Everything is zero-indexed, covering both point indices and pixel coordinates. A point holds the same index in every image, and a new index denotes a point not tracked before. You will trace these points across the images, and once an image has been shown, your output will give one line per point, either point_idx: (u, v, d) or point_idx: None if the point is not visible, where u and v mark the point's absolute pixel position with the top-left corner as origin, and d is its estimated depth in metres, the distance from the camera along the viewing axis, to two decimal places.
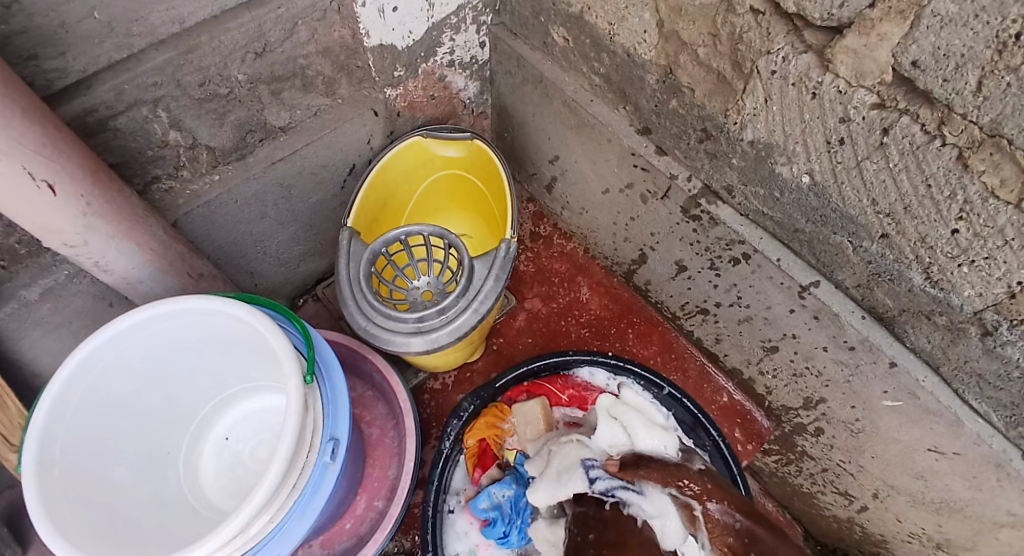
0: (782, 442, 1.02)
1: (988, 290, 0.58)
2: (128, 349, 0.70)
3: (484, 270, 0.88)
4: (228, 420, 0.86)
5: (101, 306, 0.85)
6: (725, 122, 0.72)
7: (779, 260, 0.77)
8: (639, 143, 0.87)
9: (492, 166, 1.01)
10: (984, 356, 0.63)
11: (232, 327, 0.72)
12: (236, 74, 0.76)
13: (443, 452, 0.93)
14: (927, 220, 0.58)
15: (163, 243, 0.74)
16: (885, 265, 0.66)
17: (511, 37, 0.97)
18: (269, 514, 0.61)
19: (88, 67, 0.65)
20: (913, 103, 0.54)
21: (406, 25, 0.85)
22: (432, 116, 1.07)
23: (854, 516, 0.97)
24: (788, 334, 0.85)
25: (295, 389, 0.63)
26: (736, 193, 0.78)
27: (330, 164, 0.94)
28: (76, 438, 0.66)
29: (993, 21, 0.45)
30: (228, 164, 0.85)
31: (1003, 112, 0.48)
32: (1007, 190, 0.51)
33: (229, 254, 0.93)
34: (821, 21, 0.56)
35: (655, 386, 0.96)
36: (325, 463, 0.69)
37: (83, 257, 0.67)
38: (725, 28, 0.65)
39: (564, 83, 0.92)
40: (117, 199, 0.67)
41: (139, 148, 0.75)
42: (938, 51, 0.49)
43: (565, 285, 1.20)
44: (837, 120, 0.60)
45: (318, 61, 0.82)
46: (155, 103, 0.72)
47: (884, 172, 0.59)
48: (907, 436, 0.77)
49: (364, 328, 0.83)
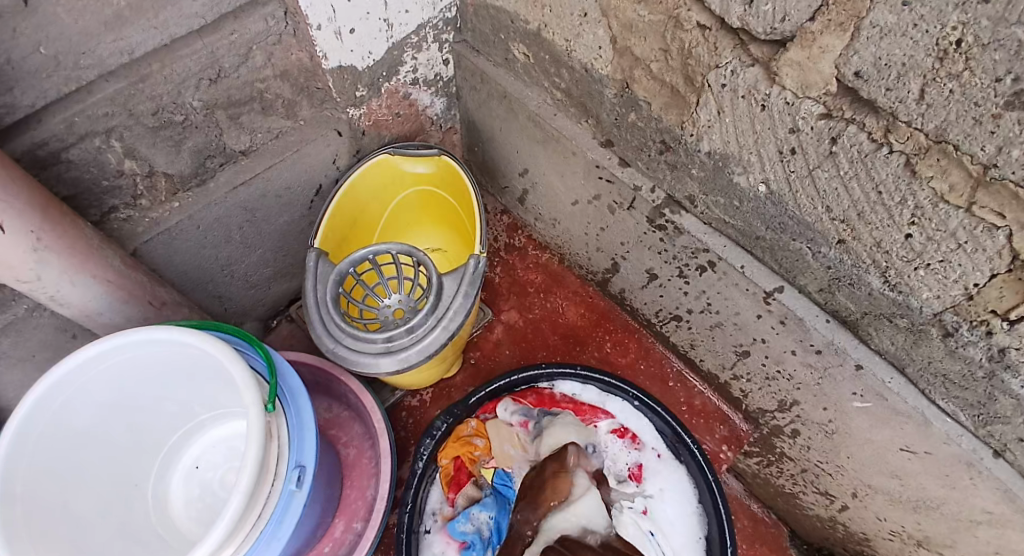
0: (762, 443, 1.02)
1: (945, 292, 0.58)
2: (87, 383, 0.69)
3: (453, 288, 0.87)
4: (197, 449, 0.85)
5: (64, 338, 0.84)
6: (682, 134, 0.72)
7: (744, 267, 0.78)
8: (602, 155, 0.87)
9: (460, 181, 1.01)
10: (948, 357, 0.64)
11: (195, 355, 0.71)
12: (191, 101, 0.76)
13: (417, 472, 0.91)
14: (882, 225, 0.59)
15: (120, 274, 0.73)
16: (844, 270, 0.66)
17: (474, 54, 0.97)
18: (234, 545, 0.60)
19: (36, 101, 0.64)
20: (859, 113, 0.54)
21: (365, 47, 0.85)
22: (399, 134, 1.06)
23: (836, 515, 0.98)
24: (758, 339, 0.86)
25: (256, 417, 0.62)
26: (698, 202, 0.79)
27: (295, 186, 0.93)
28: (38, 474, 0.65)
29: (932, 30, 0.45)
30: (189, 191, 0.84)
31: (947, 119, 0.48)
32: (956, 195, 0.51)
33: (195, 280, 0.93)
34: (765, 35, 0.57)
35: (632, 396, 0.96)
36: (292, 491, 0.68)
37: (38, 292, 0.65)
38: (675, 44, 0.66)
39: (527, 97, 0.92)
40: (70, 232, 0.66)
41: (94, 179, 0.74)
42: (880, 61, 0.50)
43: (541, 296, 1.20)
44: (787, 130, 0.60)
45: (277, 84, 0.82)
46: (108, 133, 0.71)
47: (837, 180, 0.59)
48: (878, 436, 0.77)
49: (332, 349, 0.82)
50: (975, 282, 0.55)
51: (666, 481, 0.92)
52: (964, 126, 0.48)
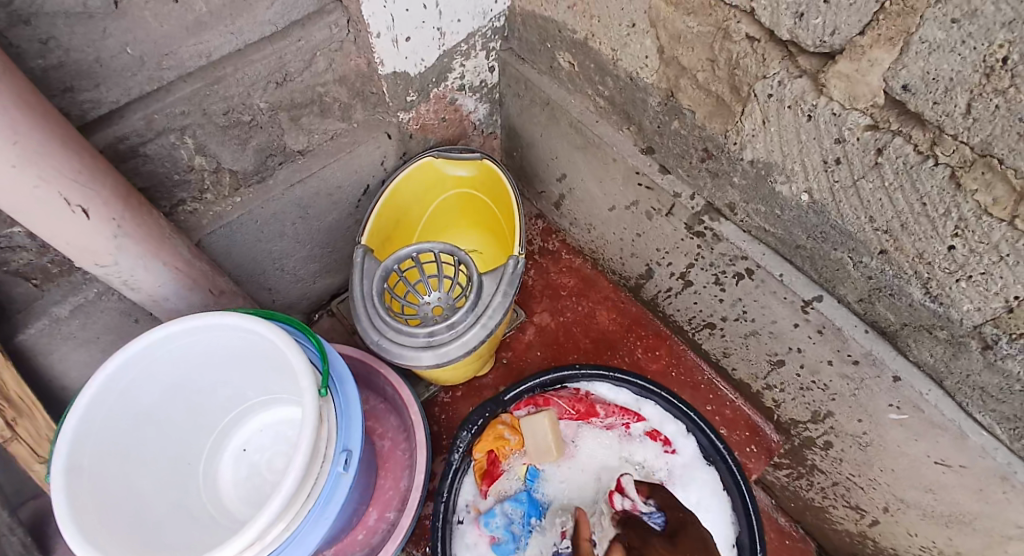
0: (793, 455, 1.02)
1: (986, 305, 0.59)
2: (152, 363, 0.73)
3: (493, 286, 0.90)
4: (245, 432, 0.89)
5: (127, 321, 0.89)
6: (725, 142, 0.74)
7: (782, 276, 0.79)
8: (643, 162, 0.89)
9: (501, 184, 1.05)
10: (986, 369, 0.64)
11: (253, 341, 0.75)
12: (257, 102, 0.80)
13: (453, 463, 0.94)
14: (924, 237, 0.60)
15: (187, 262, 0.78)
16: (885, 280, 0.67)
17: (520, 62, 1.00)
18: (286, 522, 0.63)
19: (120, 98, 0.69)
20: (905, 125, 0.56)
21: (418, 54, 0.89)
22: (443, 137, 1.10)
23: (866, 530, 0.98)
24: (793, 348, 0.86)
25: (312, 400, 0.66)
26: (738, 210, 0.80)
27: (345, 185, 0.98)
28: (104, 448, 0.70)
29: (980, 47, 0.47)
30: (249, 187, 0.88)
31: (992, 133, 0.50)
32: (999, 207, 0.52)
33: (249, 272, 0.97)
34: (814, 48, 0.58)
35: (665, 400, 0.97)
36: (339, 474, 0.71)
37: (114, 276, 0.70)
38: (723, 55, 0.68)
39: (570, 105, 0.95)
40: (146, 221, 0.70)
41: (167, 172, 0.79)
42: (927, 76, 0.51)
43: (574, 299, 1.22)
44: (832, 140, 0.62)
45: (335, 88, 0.87)
46: (182, 130, 0.76)
47: (881, 191, 0.61)
48: (913, 449, 0.78)
49: (377, 342, 0.86)
50: (1016, 294, 0.56)
51: (695, 486, 0.92)
52: (1008, 141, 0.49)
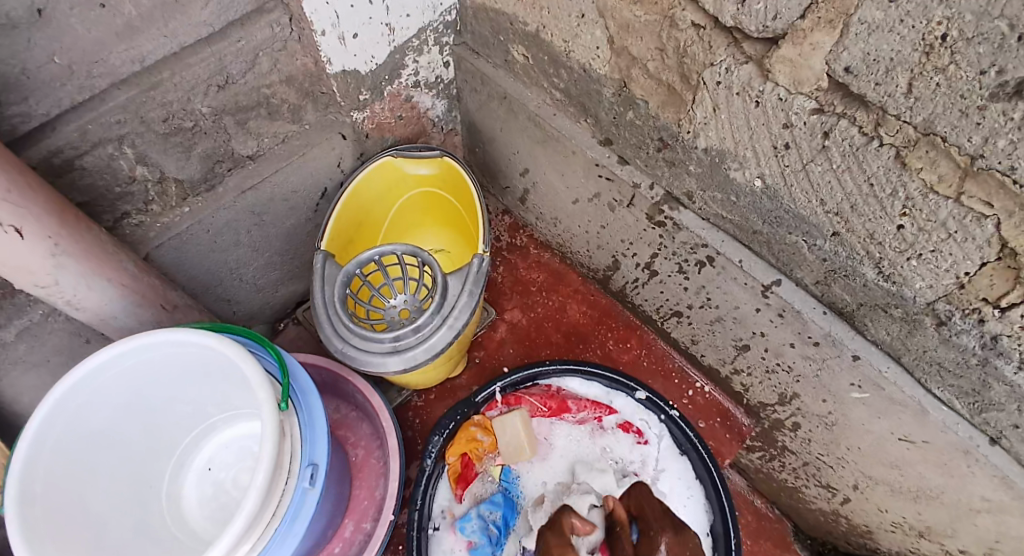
0: (764, 438, 1.03)
1: (937, 282, 0.60)
2: (102, 385, 0.70)
3: (458, 286, 0.89)
4: (209, 450, 0.87)
5: (78, 342, 0.86)
6: (679, 131, 0.74)
7: (742, 262, 0.79)
8: (602, 154, 0.89)
9: (462, 181, 1.03)
10: (942, 345, 0.65)
11: (208, 357, 0.73)
12: (200, 107, 0.77)
13: (426, 469, 0.92)
14: (873, 217, 0.60)
15: (134, 277, 0.75)
16: (839, 262, 0.68)
17: (474, 56, 0.99)
18: (251, 542, 0.61)
19: (51, 110, 0.66)
20: (850, 107, 0.56)
21: (368, 51, 0.87)
22: (402, 136, 1.08)
23: (838, 508, 0.99)
24: (757, 333, 0.87)
25: (271, 415, 0.64)
26: (696, 198, 0.80)
27: (301, 189, 0.95)
28: (57, 477, 0.67)
29: (919, 25, 0.47)
30: (197, 196, 0.86)
31: (934, 111, 0.50)
32: (945, 185, 0.53)
33: (205, 284, 0.94)
34: (758, 33, 0.58)
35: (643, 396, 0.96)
36: (305, 488, 0.69)
37: (56, 297, 0.67)
38: (671, 43, 0.67)
39: (527, 98, 0.94)
40: (85, 237, 0.68)
41: (107, 185, 0.76)
42: (868, 57, 0.51)
43: (543, 294, 1.21)
44: (781, 126, 0.62)
45: (282, 90, 0.84)
46: (121, 140, 0.73)
47: (830, 173, 0.61)
48: (877, 427, 0.79)
49: (341, 350, 0.84)
50: (965, 270, 0.56)
51: (670, 477, 0.92)
52: (950, 119, 0.49)
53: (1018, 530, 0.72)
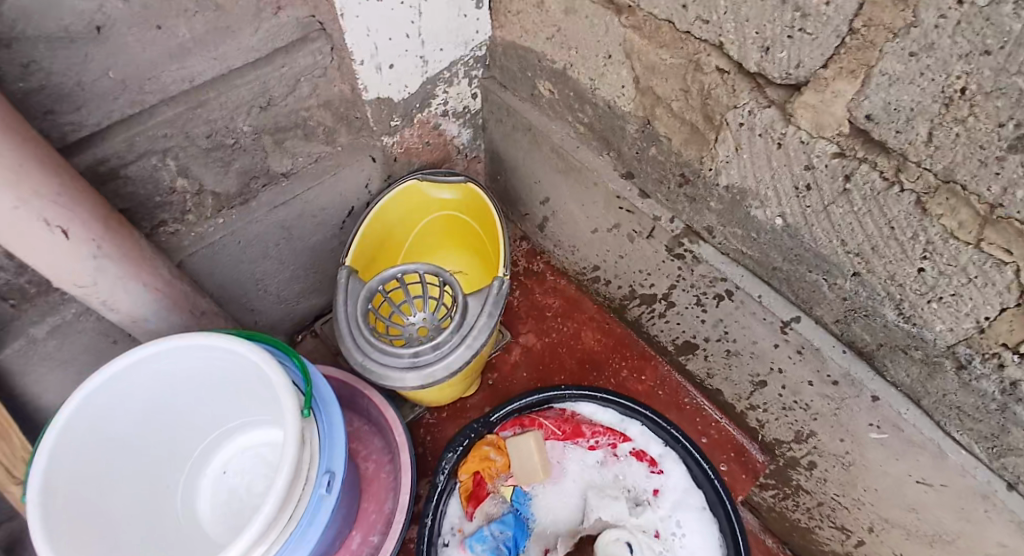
0: (777, 475, 1.03)
1: (957, 325, 0.60)
2: (131, 385, 0.72)
3: (478, 307, 0.91)
4: (226, 455, 0.88)
5: (104, 343, 0.88)
6: (701, 168, 0.76)
7: (761, 297, 0.80)
8: (623, 187, 0.91)
9: (485, 207, 1.06)
10: (962, 389, 0.65)
11: (234, 362, 0.75)
12: (241, 126, 0.81)
13: (439, 485, 0.93)
14: (894, 259, 0.61)
15: (167, 282, 0.77)
16: (860, 301, 0.69)
17: (501, 89, 1.02)
18: (267, 545, 0.62)
19: (102, 121, 0.70)
20: (870, 153, 0.58)
21: (402, 80, 0.90)
22: (428, 160, 1.11)
23: (852, 551, 0.98)
24: (774, 368, 0.88)
25: (293, 422, 0.65)
26: (716, 233, 0.82)
27: (328, 207, 0.99)
28: (79, 472, 0.68)
29: (938, 78, 0.49)
30: (231, 208, 0.89)
31: (954, 159, 0.51)
32: (965, 231, 0.54)
33: (231, 293, 0.97)
34: (781, 80, 0.60)
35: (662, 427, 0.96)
36: (321, 496, 0.70)
37: (92, 297, 0.70)
38: (695, 86, 0.70)
39: (551, 130, 0.97)
40: (126, 243, 0.70)
41: (147, 194, 0.79)
42: (889, 106, 0.53)
43: (559, 320, 1.23)
44: (802, 167, 0.63)
45: (319, 113, 0.88)
46: (164, 152, 0.77)
47: (850, 215, 0.62)
48: (894, 468, 0.79)
49: (361, 362, 0.86)
50: (986, 315, 0.57)
51: (682, 508, 0.92)
52: (970, 167, 0.51)
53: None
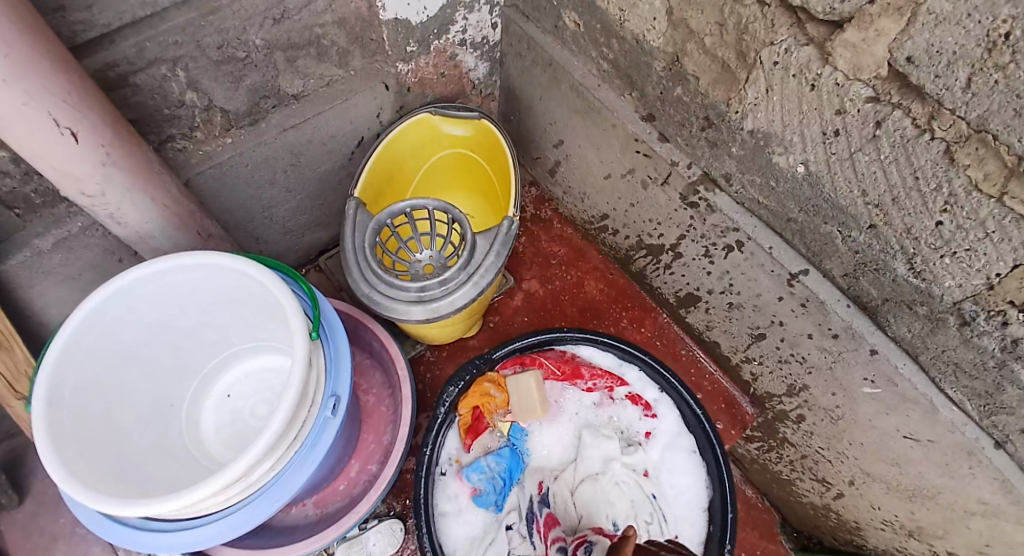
0: (765, 428, 1.06)
1: (967, 281, 0.61)
2: (136, 301, 0.72)
3: (486, 246, 0.90)
4: (230, 379, 0.89)
5: (111, 260, 0.87)
6: (726, 111, 0.74)
7: (771, 249, 0.80)
8: (643, 129, 0.89)
9: (497, 145, 1.03)
10: (962, 346, 0.66)
11: (241, 284, 0.74)
12: (253, 39, 0.78)
13: (439, 417, 0.94)
14: (914, 212, 0.61)
15: (175, 200, 0.76)
16: (871, 255, 0.69)
17: (524, 20, 0.99)
18: (272, 461, 0.63)
19: (112, 22, 0.67)
20: (906, 98, 0.56)
21: (422, 2, 0.86)
22: (442, 94, 1.08)
23: (830, 503, 1.01)
24: (776, 321, 0.88)
25: (302, 343, 0.65)
26: (733, 181, 0.81)
27: (339, 134, 0.96)
28: (85, 382, 0.68)
29: (984, 21, 0.47)
30: (240, 128, 0.87)
31: (989, 108, 0.50)
32: (989, 184, 0.53)
33: (237, 218, 0.96)
34: (824, 15, 0.58)
35: (661, 376, 0.96)
36: (326, 419, 0.71)
37: (100, 207, 0.68)
38: (732, 19, 0.67)
39: (573, 67, 0.94)
40: (135, 152, 0.69)
41: (156, 106, 0.77)
42: (932, 48, 0.51)
43: (563, 268, 1.23)
44: (833, 111, 0.62)
45: (334, 31, 0.84)
46: (174, 62, 0.74)
47: (875, 164, 0.61)
48: (883, 423, 0.80)
49: (367, 294, 0.86)
50: (997, 272, 0.57)
51: (673, 453, 0.94)
52: (1004, 117, 0.49)
53: (1011, 536, 0.74)
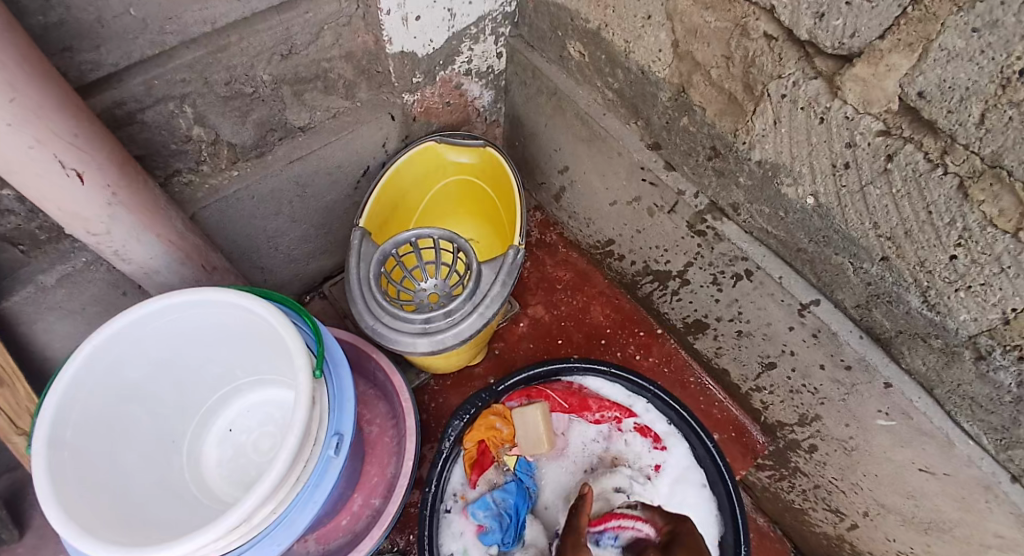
0: (776, 457, 1.04)
1: (983, 315, 0.60)
2: (140, 338, 0.71)
3: (491, 276, 0.89)
4: (232, 413, 0.87)
5: (115, 294, 0.86)
6: (734, 142, 0.74)
7: (781, 278, 0.79)
8: (649, 158, 0.89)
9: (503, 173, 1.03)
10: (977, 380, 0.65)
11: (247, 320, 0.74)
12: (261, 74, 0.78)
13: (444, 452, 0.93)
14: (927, 245, 0.60)
15: (181, 236, 0.76)
16: (884, 287, 0.68)
17: (528, 49, 0.99)
18: (274, 505, 0.62)
19: (120, 60, 0.67)
20: (918, 132, 0.56)
21: (428, 34, 0.87)
22: (447, 122, 1.08)
23: (844, 534, 0.99)
24: (787, 350, 0.87)
25: (306, 382, 0.64)
26: (741, 211, 0.80)
27: (345, 164, 0.96)
28: (87, 421, 0.68)
29: (998, 57, 0.47)
30: (247, 161, 0.87)
31: (1004, 144, 0.50)
32: (1005, 219, 0.52)
33: (242, 249, 0.95)
34: (833, 49, 0.58)
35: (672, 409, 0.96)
36: (330, 457, 0.70)
37: (105, 245, 0.68)
38: (738, 52, 0.67)
39: (578, 96, 0.95)
40: (141, 190, 0.69)
41: (163, 142, 0.77)
42: (944, 84, 0.51)
43: (568, 293, 1.22)
44: (843, 144, 0.62)
45: (341, 65, 0.85)
46: (182, 98, 0.74)
47: (887, 198, 0.61)
48: (899, 456, 0.79)
49: (372, 326, 0.85)
50: (1012, 306, 0.56)
51: (682, 486, 0.92)
52: (1020, 153, 0.49)
53: None
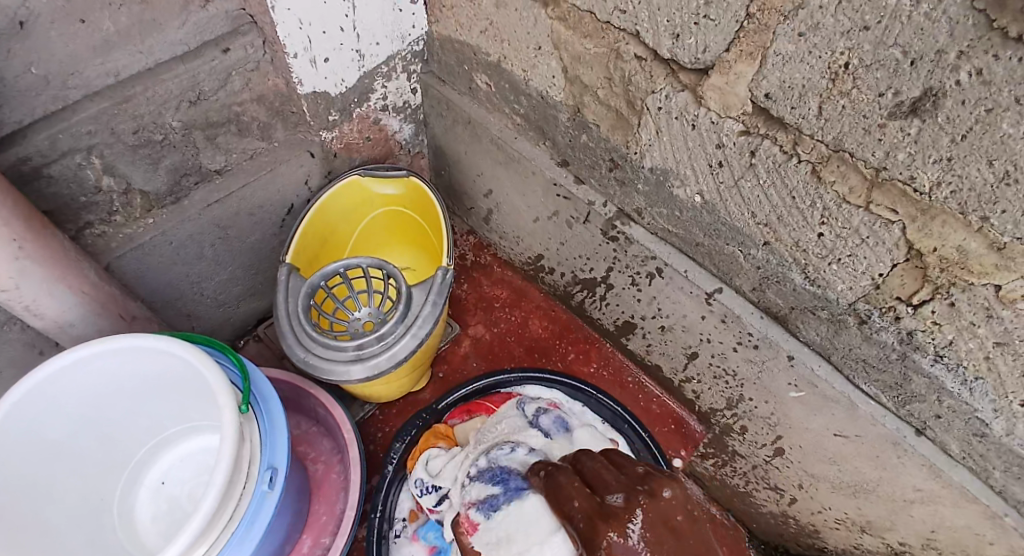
0: (715, 443, 1.09)
1: (856, 284, 0.67)
2: (58, 395, 0.70)
3: (422, 297, 0.92)
4: (164, 465, 0.86)
5: (31, 354, 0.85)
6: (627, 152, 0.81)
7: (686, 272, 0.86)
8: (559, 174, 0.95)
9: (427, 200, 1.07)
10: (865, 343, 0.72)
11: (170, 365, 0.74)
12: (170, 121, 0.81)
13: (387, 477, 0.95)
14: (797, 227, 0.68)
15: (95, 286, 0.76)
16: (771, 268, 0.75)
17: (440, 83, 1.05)
18: (206, 545, 0.62)
19: (23, 118, 0.69)
20: (771, 129, 0.63)
21: (338, 74, 0.91)
22: (369, 156, 1.12)
23: (786, 509, 1.04)
24: (703, 339, 0.93)
25: (231, 418, 0.65)
26: (644, 214, 0.87)
27: (267, 204, 0.98)
28: (7, 484, 0.66)
29: (824, 56, 0.54)
30: (163, 208, 0.88)
31: (842, 131, 0.57)
32: (855, 196, 0.60)
33: (165, 297, 0.96)
34: (692, 64, 0.66)
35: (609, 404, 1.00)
36: (264, 492, 0.70)
37: (15, 302, 0.68)
38: (617, 73, 0.74)
39: (489, 123, 1.01)
40: (50, 243, 0.69)
41: (72, 195, 0.78)
42: (784, 84, 0.59)
43: (506, 310, 1.26)
44: (714, 146, 0.69)
45: (253, 108, 0.88)
46: (89, 150, 0.76)
47: (758, 188, 0.68)
48: (815, 424, 0.85)
49: (304, 358, 0.86)
50: (879, 272, 0.64)
51: None
52: (856, 136, 0.56)
53: (951, 519, 0.77)
